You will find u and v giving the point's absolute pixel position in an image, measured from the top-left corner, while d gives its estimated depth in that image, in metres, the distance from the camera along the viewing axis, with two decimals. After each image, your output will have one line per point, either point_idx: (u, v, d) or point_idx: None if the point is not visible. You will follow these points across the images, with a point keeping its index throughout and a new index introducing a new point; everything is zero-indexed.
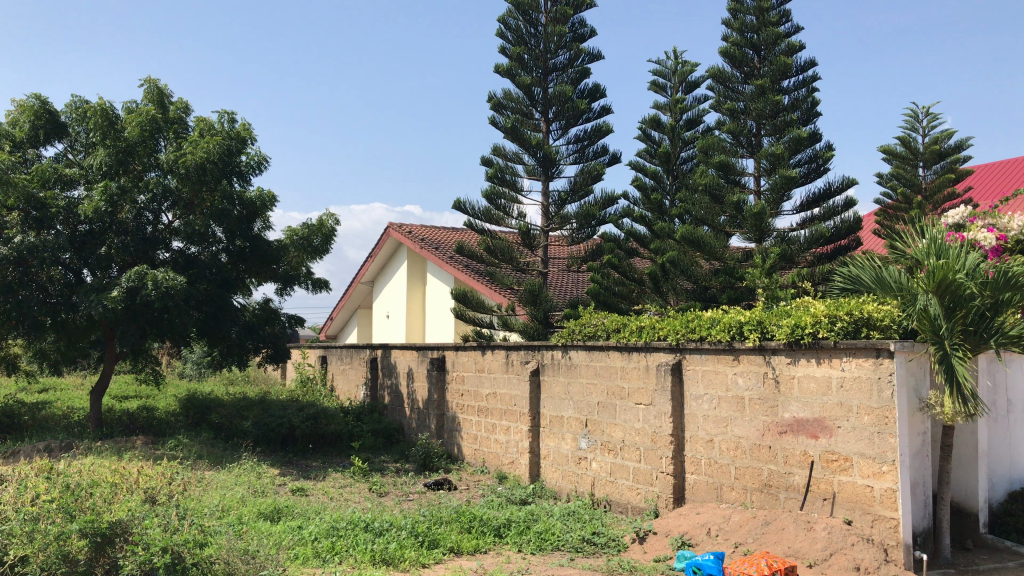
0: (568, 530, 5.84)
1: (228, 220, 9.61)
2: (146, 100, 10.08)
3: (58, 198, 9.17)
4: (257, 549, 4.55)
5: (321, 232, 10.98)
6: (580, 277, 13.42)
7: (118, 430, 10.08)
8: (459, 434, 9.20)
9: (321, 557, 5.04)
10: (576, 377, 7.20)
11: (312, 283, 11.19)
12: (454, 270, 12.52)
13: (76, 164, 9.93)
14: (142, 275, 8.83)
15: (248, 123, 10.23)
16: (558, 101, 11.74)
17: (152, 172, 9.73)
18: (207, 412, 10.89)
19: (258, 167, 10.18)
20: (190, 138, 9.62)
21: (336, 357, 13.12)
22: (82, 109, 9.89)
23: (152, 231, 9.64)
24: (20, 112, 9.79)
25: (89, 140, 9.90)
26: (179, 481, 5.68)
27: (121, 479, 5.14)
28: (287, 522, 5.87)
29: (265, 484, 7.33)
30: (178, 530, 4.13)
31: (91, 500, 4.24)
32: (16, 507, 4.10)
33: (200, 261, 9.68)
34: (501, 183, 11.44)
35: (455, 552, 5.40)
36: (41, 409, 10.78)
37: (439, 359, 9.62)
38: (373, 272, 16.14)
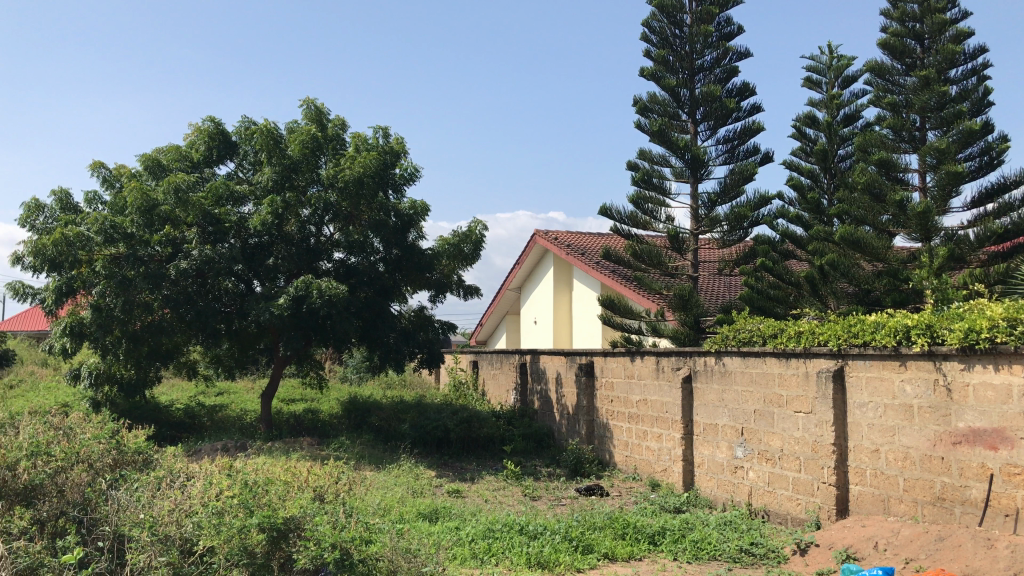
0: (725, 540, 5.71)
1: (384, 231, 10.01)
2: (307, 119, 10.64)
3: (231, 214, 9.84)
4: (418, 547, 4.72)
5: (471, 239, 11.09)
6: (732, 281, 13.10)
7: (287, 431, 10.68)
8: (609, 441, 9.18)
9: (479, 558, 5.17)
10: (730, 384, 7.04)
11: (464, 289, 11.47)
12: (603, 276, 12.51)
13: (246, 181, 10.62)
14: (308, 284, 9.30)
15: (402, 137, 10.60)
16: (706, 101, 11.54)
17: (315, 186, 10.18)
18: (367, 414, 11.37)
19: (412, 178, 10.54)
20: (349, 153, 10.04)
21: (487, 362, 13.37)
22: (249, 130, 10.54)
23: (315, 243, 10.18)
24: (197, 135, 10.60)
25: (256, 158, 10.55)
26: (345, 481, 5.99)
27: (293, 477, 5.47)
28: (445, 523, 6.04)
29: (423, 485, 7.57)
30: (346, 527, 4.36)
31: (267, 497, 4.53)
32: (203, 501, 4.44)
33: (360, 270, 10.13)
34: (647, 186, 11.38)
35: (610, 558, 5.40)
36: (218, 411, 11.57)
37: (588, 365, 9.66)
38: (520, 279, 16.37)
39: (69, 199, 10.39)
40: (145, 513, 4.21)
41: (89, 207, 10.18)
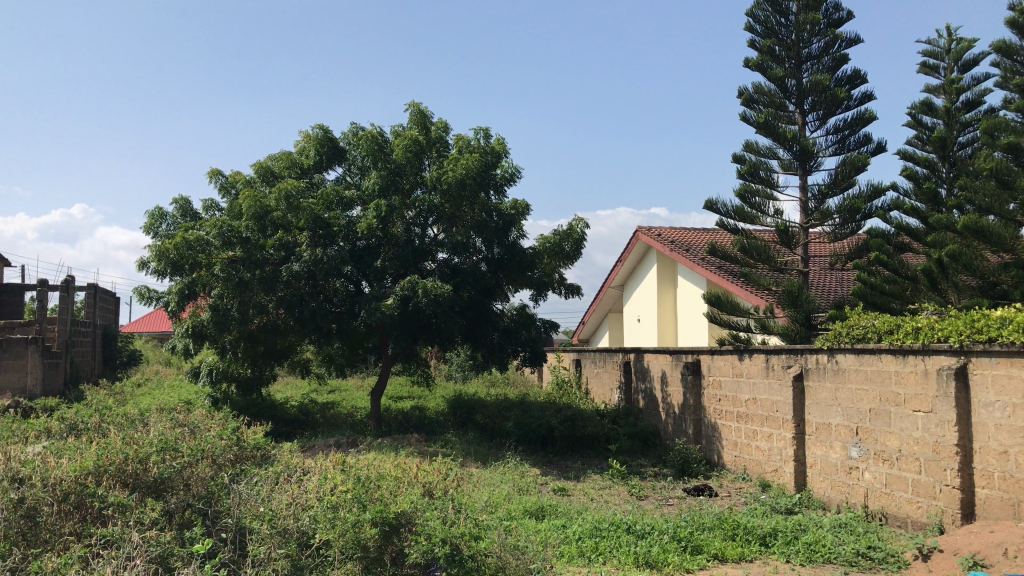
0: (841, 543, 5.53)
1: (486, 231, 10.13)
2: (411, 123, 10.84)
3: (340, 218, 10.13)
4: (526, 545, 4.77)
5: (571, 238, 10.98)
6: (844, 275, 12.65)
7: (396, 428, 10.93)
8: (718, 440, 9.01)
9: (587, 556, 5.17)
10: (844, 382, 6.81)
11: (566, 288, 11.48)
12: (708, 273, 12.29)
13: (353, 185, 10.91)
14: (414, 284, 9.47)
15: (503, 138, 10.67)
16: (814, 91, 11.19)
17: (419, 189, 10.39)
18: (473, 412, 11.51)
19: (513, 178, 10.59)
20: (452, 155, 10.17)
21: (591, 360, 13.33)
22: (356, 136, 10.82)
23: (420, 244, 10.37)
24: (307, 142, 10.97)
25: (363, 163, 10.82)
26: (453, 477, 6.09)
27: (403, 473, 5.59)
28: (552, 520, 6.07)
29: (528, 483, 7.61)
30: (455, 522, 4.43)
31: (379, 492, 4.65)
32: (319, 495, 4.60)
33: (464, 270, 10.27)
34: (754, 180, 11.12)
35: (720, 559, 5.31)
36: (330, 408, 11.93)
37: (695, 363, 9.51)
38: (623, 276, 16.26)
39: (189, 206, 10.89)
40: (265, 506, 4.37)
41: (207, 214, 10.66)
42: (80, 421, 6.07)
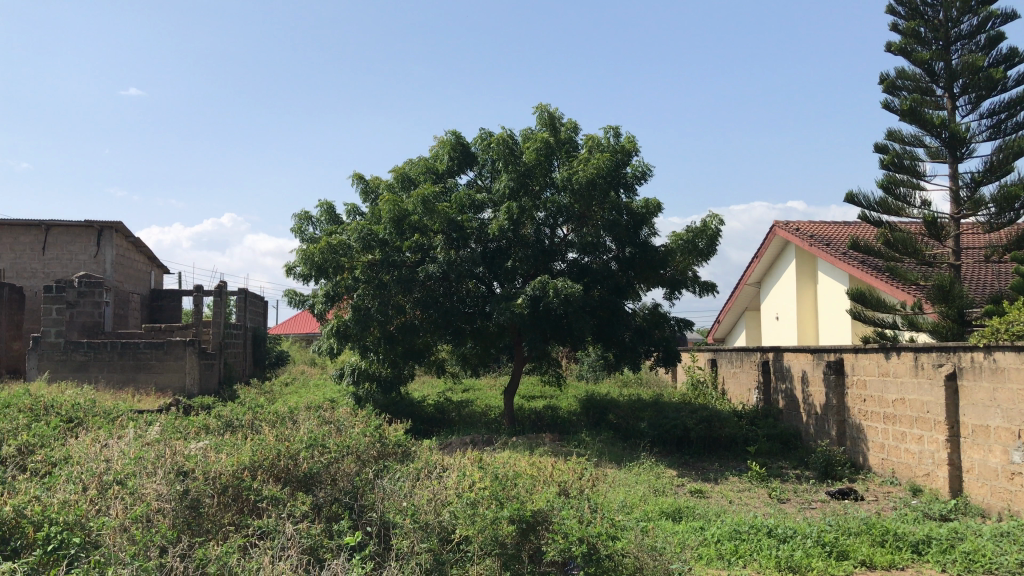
0: (1003, 553, 5.18)
1: (617, 230, 10.07)
2: (540, 125, 10.92)
3: (472, 221, 10.30)
4: (664, 546, 4.73)
5: (705, 234, 10.76)
6: (1002, 268, 11.87)
7: (529, 427, 11.04)
8: (863, 442, 8.64)
9: (726, 560, 5.07)
10: (1004, 382, 6.39)
11: (699, 286, 11.27)
12: (850, 268, 11.80)
13: (485, 188, 11.07)
14: (544, 285, 9.50)
15: (633, 136, 10.58)
16: (965, 73, 10.55)
17: (548, 190, 10.42)
18: (606, 412, 11.47)
19: (643, 177, 10.50)
20: (582, 154, 10.16)
21: (727, 360, 13.04)
22: (488, 139, 10.98)
23: (550, 244, 10.41)
24: (441, 147, 11.24)
25: (494, 166, 10.96)
26: (589, 478, 6.10)
27: (539, 472, 5.65)
28: (689, 522, 5.98)
29: (664, 484, 7.51)
30: (591, 522, 4.46)
31: (516, 490, 4.72)
32: (458, 491, 4.72)
33: (594, 269, 10.25)
34: (898, 170, 10.61)
35: (868, 566, 5.09)
36: (465, 406, 12.18)
37: (838, 363, 9.16)
38: (760, 273, 15.83)
39: (333, 210, 11.35)
40: (407, 501, 4.52)
41: (349, 218, 11.08)
42: (235, 418, 6.44)
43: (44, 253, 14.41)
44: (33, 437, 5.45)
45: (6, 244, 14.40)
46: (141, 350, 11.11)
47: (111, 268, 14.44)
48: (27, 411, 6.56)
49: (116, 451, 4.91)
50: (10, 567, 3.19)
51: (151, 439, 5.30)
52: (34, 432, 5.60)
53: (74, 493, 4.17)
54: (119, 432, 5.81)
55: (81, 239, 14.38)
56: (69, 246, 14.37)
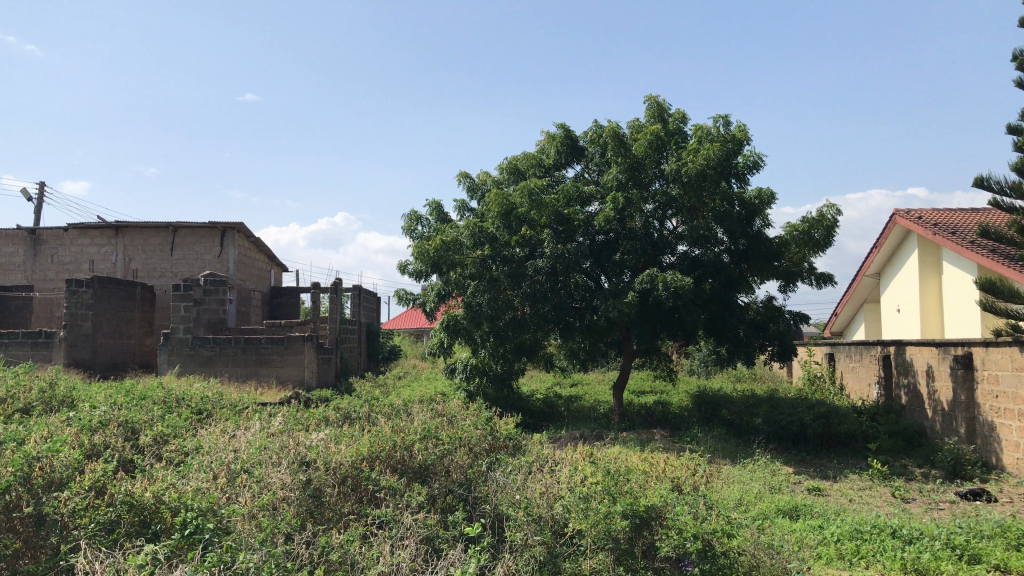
0: None
1: (728, 222, 9.87)
2: (648, 116, 10.81)
3: (580, 214, 10.27)
4: (781, 544, 4.62)
5: (822, 225, 10.41)
6: None
7: (639, 422, 10.96)
8: (996, 440, 8.20)
9: (847, 560, 4.90)
10: None
11: (816, 278, 10.92)
12: (979, 257, 11.20)
13: (592, 182, 11.02)
14: (653, 278, 9.38)
15: (743, 125, 10.33)
16: None
17: (657, 182, 10.27)
18: (718, 407, 11.27)
19: (755, 167, 10.24)
20: (691, 145, 9.97)
21: (845, 354, 12.60)
22: (596, 132, 10.92)
23: (659, 237, 10.28)
24: (549, 141, 11.25)
25: (601, 159, 10.90)
26: (702, 474, 6.01)
27: (651, 468, 5.61)
28: (807, 521, 5.81)
29: (780, 481, 7.33)
30: (706, 518, 4.40)
31: (628, 485, 4.71)
32: (569, 486, 4.73)
33: (706, 262, 10.09)
34: None
35: (1003, 571, 4.81)
36: (574, 401, 12.19)
37: (966, 357, 8.71)
38: (879, 263, 15.23)
39: (441, 209, 11.54)
40: (520, 494, 4.58)
41: (459, 215, 11.24)
42: (353, 411, 6.65)
43: (173, 253, 15.19)
44: (167, 428, 5.77)
45: (138, 245, 15.25)
46: (263, 346, 11.58)
47: (234, 267, 15.10)
48: (162, 403, 6.94)
49: (242, 442, 5.14)
50: (153, 550, 3.39)
51: (275, 430, 5.53)
52: (169, 423, 5.93)
53: (207, 481, 4.39)
54: (245, 423, 6.09)
55: (206, 240, 15.09)
56: (195, 246, 15.10)
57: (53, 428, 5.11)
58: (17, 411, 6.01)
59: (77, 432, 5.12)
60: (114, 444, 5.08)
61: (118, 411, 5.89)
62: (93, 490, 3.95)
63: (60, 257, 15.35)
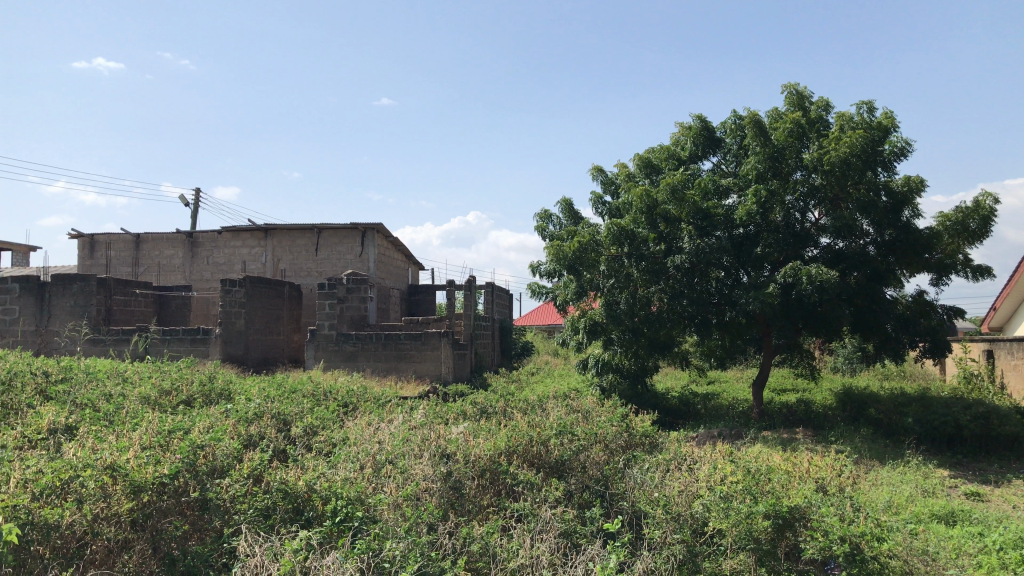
0: None
1: (875, 213, 9.45)
2: (788, 105, 10.46)
3: (718, 208, 10.07)
4: (937, 551, 4.39)
5: (977, 214, 9.87)
6: None
7: (780, 421, 10.64)
8: None
9: (1011, 569, 4.60)
10: None
11: (972, 270, 10.28)
12: None
13: (730, 174, 10.77)
14: (796, 271, 9.09)
15: (890, 110, 9.85)
16: None
17: (798, 172, 9.89)
18: (864, 406, 10.80)
19: (903, 154, 9.74)
20: (835, 132, 9.55)
21: (1006, 350, 11.82)
22: (735, 122, 10.69)
23: (801, 229, 9.94)
24: (684, 133, 11.07)
25: (739, 150, 10.64)
26: (849, 475, 5.78)
27: (794, 467, 5.45)
28: (965, 527, 5.49)
29: (934, 485, 6.95)
30: (854, 521, 4.23)
31: (770, 485, 4.60)
32: (709, 484, 4.67)
33: (851, 254, 9.69)
34: None
35: None
36: (711, 399, 11.96)
37: None
38: None
39: (572, 208, 11.55)
40: (659, 492, 4.55)
41: (594, 209, 11.22)
42: (489, 406, 6.76)
43: (317, 253, 15.86)
44: (316, 420, 6.04)
45: (286, 246, 16.01)
46: (402, 342, 11.93)
47: (374, 266, 15.63)
48: (311, 396, 7.28)
49: (387, 434, 5.34)
50: (308, 536, 3.57)
51: (417, 424, 5.70)
52: (317, 415, 6.22)
53: (355, 471, 4.56)
54: (388, 416, 6.31)
55: (348, 240, 15.69)
56: (338, 246, 15.74)
57: (215, 419, 5.44)
58: (182, 402, 6.43)
59: (235, 422, 5.44)
60: (269, 434, 5.36)
61: (271, 403, 6.22)
62: (250, 478, 4.19)
63: (215, 258, 16.32)
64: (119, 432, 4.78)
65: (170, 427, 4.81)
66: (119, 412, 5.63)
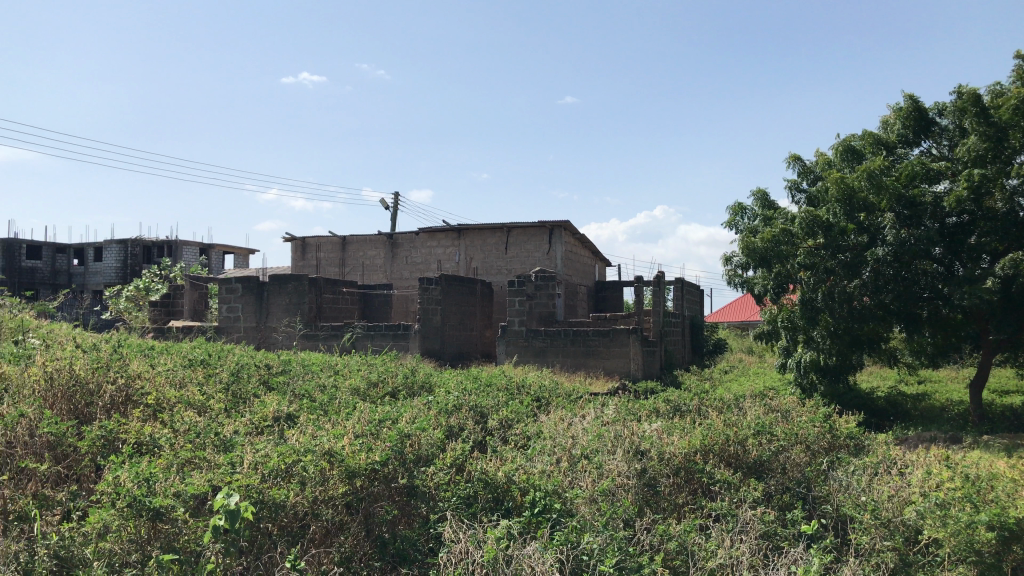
0: None
1: None
2: (1016, 78, 9.57)
3: (926, 194, 9.38)
4: None
5: None
6: None
7: (1002, 425, 9.80)
8: None
9: None
10: None
11: None
12: None
13: (944, 158, 10.01)
14: (1018, 263, 8.34)
15: None
16: None
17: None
18: None
19: None
20: None
21: None
22: (954, 101, 9.92)
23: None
24: (896, 115, 10.41)
25: (956, 132, 9.87)
26: None
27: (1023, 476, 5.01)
28: None
29: None
30: None
31: (994, 494, 4.26)
32: (922, 490, 4.39)
33: None
34: None
35: None
36: (922, 400, 11.19)
37: None
38: None
39: (767, 199, 11.15)
40: (866, 496, 4.34)
41: (790, 197, 10.79)
42: (683, 403, 6.67)
43: (507, 251, 16.24)
44: (512, 413, 6.21)
45: (477, 245, 16.51)
46: (591, 338, 11.98)
47: (562, 263, 15.77)
48: (506, 390, 7.49)
49: (580, 429, 5.40)
50: (509, 526, 3.69)
51: (610, 419, 5.73)
52: (513, 408, 6.39)
53: (551, 464, 4.65)
54: (581, 411, 6.38)
55: (536, 238, 15.95)
56: (527, 244, 16.03)
57: (419, 410, 5.73)
58: (387, 393, 6.80)
59: (437, 413, 5.69)
60: (468, 425, 5.57)
61: (469, 396, 6.45)
62: (453, 468, 4.39)
63: (413, 258, 17.10)
64: (334, 420, 5.14)
65: (380, 417, 5.12)
66: (332, 401, 6.04)
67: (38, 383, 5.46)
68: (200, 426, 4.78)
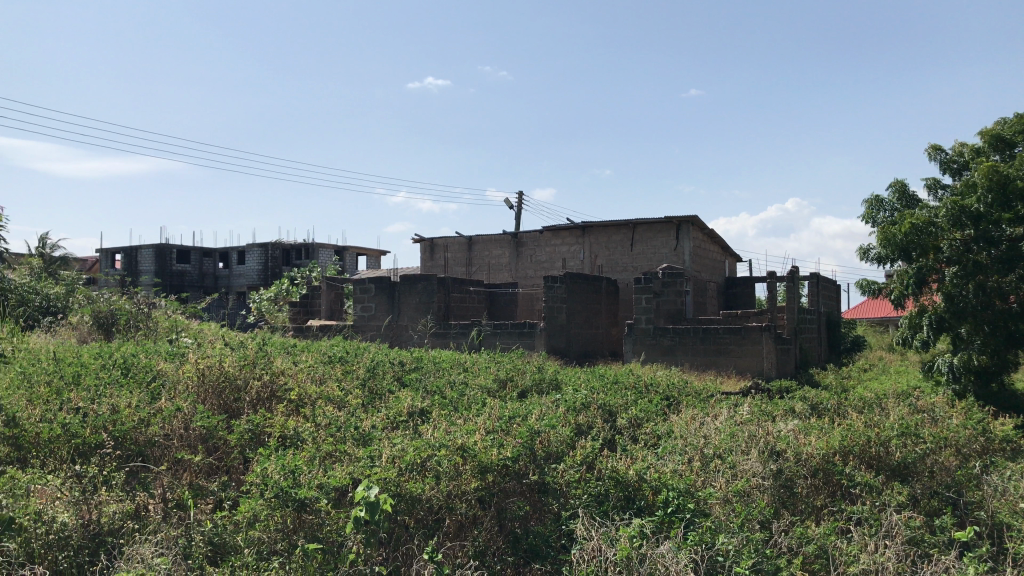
0: None
1: None
2: None
3: None
4: None
5: None
6: None
7: None
8: None
9: None
10: None
11: None
12: None
13: None
14: None
15: None
16: None
17: None
18: None
19: None
20: None
21: None
22: None
23: None
24: None
25: None
26: None
27: None
28: None
29: None
30: None
31: None
32: None
33: None
34: None
35: None
36: None
37: None
38: None
39: (905, 189, 10.63)
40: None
41: (930, 193, 10.22)
42: (820, 402, 6.45)
43: (633, 248, 16.09)
44: (641, 412, 6.15)
45: (602, 243, 16.45)
46: (721, 336, 11.72)
47: (690, 259, 15.49)
48: (635, 389, 7.43)
49: (712, 429, 5.30)
50: (642, 525, 3.66)
51: (743, 420, 5.60)
52: (642, 407, 6.33)
53: (683, 463, 4.59)
54: (713, 411, 6.25)
55: (663, 234, 15.73)
56: (653, 241, 15.85)
57: (548, 408, 5.76)
58: (516, 391, 6.87)
59: (566, 412, 5.70)
60: (597, 424, 5.55)
61: (597, 395, 6.43)
62: (584, 465, 4.39)
63: (538, 257, 17.20)
64: (466, 417, 5.23)
65: (510, 414, 5.18)
66: (462, 398, 6.15)
67: (191, 378, 5.80)
68: (339, 422, 4.96)
